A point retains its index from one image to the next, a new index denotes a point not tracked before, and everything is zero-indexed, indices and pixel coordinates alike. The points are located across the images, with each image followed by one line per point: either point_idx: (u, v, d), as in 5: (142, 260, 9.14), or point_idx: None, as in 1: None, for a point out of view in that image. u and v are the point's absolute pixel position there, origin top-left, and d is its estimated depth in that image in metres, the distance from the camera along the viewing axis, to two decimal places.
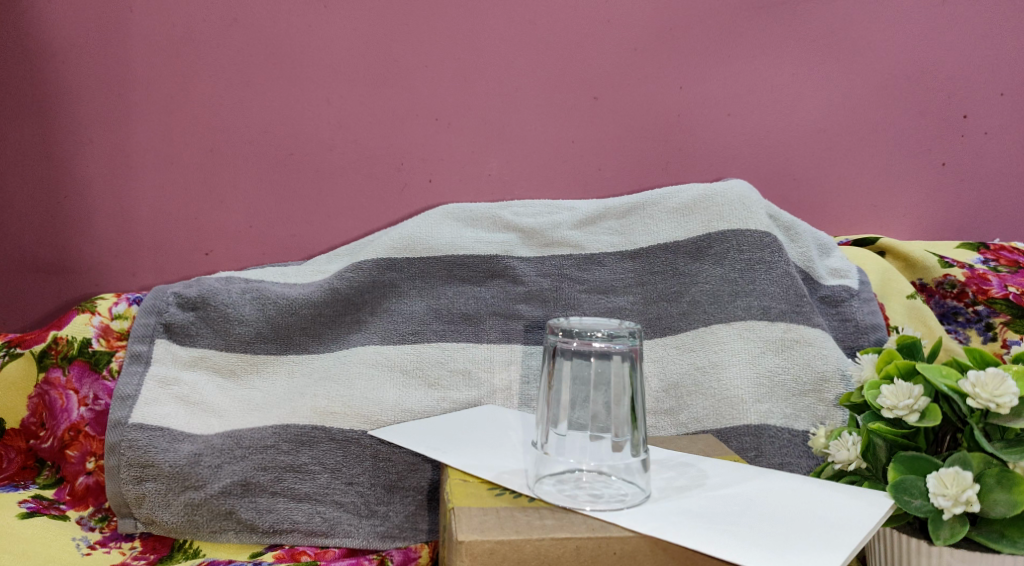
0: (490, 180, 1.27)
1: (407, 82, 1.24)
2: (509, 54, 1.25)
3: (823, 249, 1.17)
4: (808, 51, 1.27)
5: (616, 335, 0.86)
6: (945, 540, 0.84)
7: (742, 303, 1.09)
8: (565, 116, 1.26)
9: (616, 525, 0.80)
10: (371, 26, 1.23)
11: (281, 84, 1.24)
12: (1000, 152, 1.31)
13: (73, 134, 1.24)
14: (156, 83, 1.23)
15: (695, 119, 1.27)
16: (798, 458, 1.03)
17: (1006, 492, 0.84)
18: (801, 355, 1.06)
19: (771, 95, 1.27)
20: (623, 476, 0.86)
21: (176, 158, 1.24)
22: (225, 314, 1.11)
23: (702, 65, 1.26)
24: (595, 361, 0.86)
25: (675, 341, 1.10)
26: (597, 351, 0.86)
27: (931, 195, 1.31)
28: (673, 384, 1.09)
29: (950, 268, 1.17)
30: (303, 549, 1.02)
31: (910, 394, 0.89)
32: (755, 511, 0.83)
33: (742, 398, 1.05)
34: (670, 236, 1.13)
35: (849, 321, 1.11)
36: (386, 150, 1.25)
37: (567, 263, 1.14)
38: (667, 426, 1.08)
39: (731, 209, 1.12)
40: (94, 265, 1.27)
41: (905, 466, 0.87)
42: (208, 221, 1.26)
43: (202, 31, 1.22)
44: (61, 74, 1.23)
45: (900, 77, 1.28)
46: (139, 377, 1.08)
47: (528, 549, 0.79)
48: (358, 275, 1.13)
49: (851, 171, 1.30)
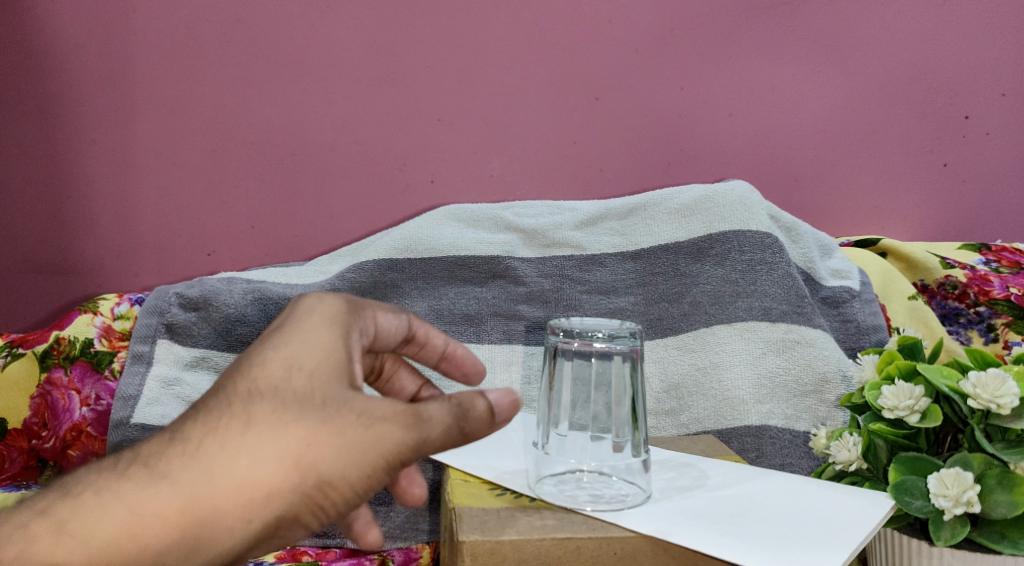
0: (491, 181, 1.27)
1: (409, 83, 1.25)
2: (510, 55, 1.25)
3: (823, 249, 1.17)
4: (808, 52, 1.26)
5: (616, 335, 0.86)
6: (946, 541, 0.84)
7: (743, 304, 1.09)
8: (565, 117, 1.26)
9: (616, 525, 0.80)
10: (371, 27, 1.23)
11: (282, 85, 1.24)
12: (1000, 153, 1.31)
13: (75, 134, 1.25)
14: (158, 84, 1.23)
15: (696, 121, 1.27)
16: (799, 459, 1.03)
17: (1007, 493, 0.84)
18: (802, 356, 1.06)
19: (772, 96, 1.27)
20: (623, 477, 0.86)
21: (177, 159, 1.25)
22: (226, 314, 1.11)
23: (702, 66, 1.26)
24: (596, 362, 0.86)
25: (675, 341, 1.10)
26: (597, 348, 0.86)
27: (932, 196, 1.31)
28: (674, 385, 1.09)
29: (951, 269, 1.17)
30: (304, 550, 1.04)
31: (911, 394, 0.88)
32: (754, 512, 0.83)
33: (742, 400, 1.06)
34: (670, 237, 1.13)
35: (849, 322, 1.11)
36: (388, 151, 1.26)
37: (568, 264, 1.14)
38: (668, 427, 1.08)
39: (731, 210, 1.12)
40: (96, 267, 1.27)
41: (905, 466, 0.87)
42: (210, 221, 1.26)
43: (203, 32, 1.23)
44: (62, 75, 1.24)
45: (901, 78, 1.28)
46: (141, 377, 1.09)
47: (528, 549, 0.79)
48: (358, 275, 1.13)
49: (852, 172, 1.30)
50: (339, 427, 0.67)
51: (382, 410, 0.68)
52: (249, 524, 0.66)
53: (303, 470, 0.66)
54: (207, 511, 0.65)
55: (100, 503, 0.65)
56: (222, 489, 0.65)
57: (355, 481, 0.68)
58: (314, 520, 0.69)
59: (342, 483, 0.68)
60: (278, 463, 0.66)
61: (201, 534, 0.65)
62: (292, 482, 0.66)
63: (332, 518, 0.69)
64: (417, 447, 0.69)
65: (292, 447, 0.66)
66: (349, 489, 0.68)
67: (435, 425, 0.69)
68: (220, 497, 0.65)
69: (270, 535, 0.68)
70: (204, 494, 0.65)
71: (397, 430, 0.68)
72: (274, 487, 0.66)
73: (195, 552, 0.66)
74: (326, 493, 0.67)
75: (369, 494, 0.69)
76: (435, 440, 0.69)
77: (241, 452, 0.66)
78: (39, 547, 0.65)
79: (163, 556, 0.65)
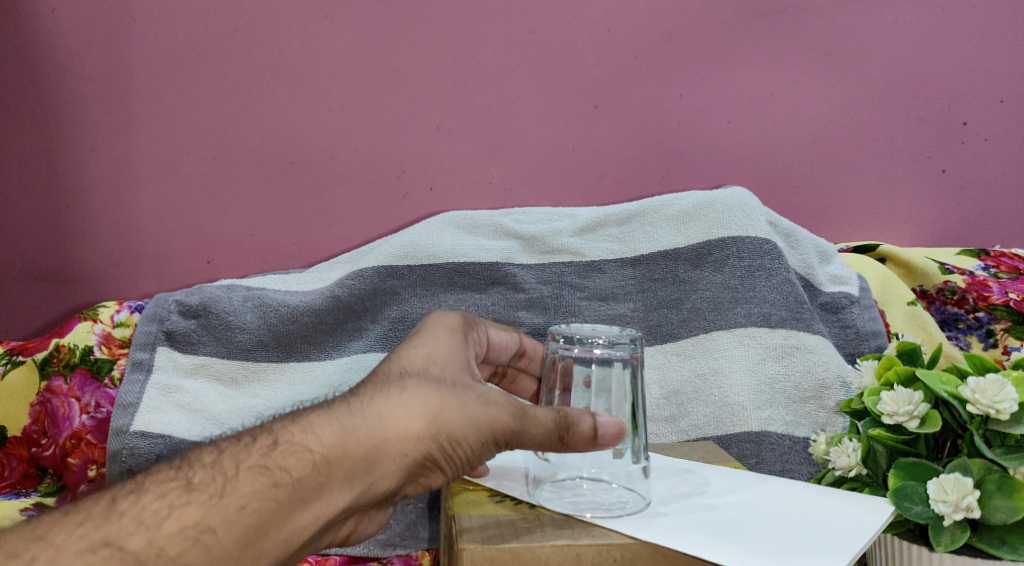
0: (491, 189, 1.27)
1: (408, 91, 1.25)
2: (510, 63, 1.25)
3: (823, 255, 1.17)
4: (807, 59, 1.27)
5: (616, 342, 0.86)
6: (945, 546, 0.83)
7: (742, 310, 1.09)
8: (564, 125, 1.26)
9: (616, 532, 0.80)
10: (370, 35, 1.23)
11: (282, 93, 1.24)
12: (999, 159, 1.31)
13: (75, 143, 1.25)
14: (158, 93, 1.24)
15: (695, 128, 1.27)
16: (799, 466, 1.05)
17: (1007, 498, 0.84)
18: (801, 362, 1.07)
19: (771, 103, 1.27)
20: (623, 484, 0.86)
21: (178, 167, 1.25)
22: (226, 322, 1.11)
23: (701, 73, 1.26)
24: (597, 369, 0.86)
25: (675, 348, 1.11)
26: (597, 353, 0.86)
27: (931, 202, 1.31)
28: (673, 391, 1.10)
29: (950, 275, 1.18)
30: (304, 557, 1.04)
31: (910, 400, 0.89)
32: (754, 518, 0.83)
33: (742, 406, 1.06)
34: (670, 243, 1.13)
35: (849, 328, 1.12)
36: (387, 158, 1.26)
37: (567, 271, 1.14)
38: (667, 434, 1.09)
39: (730, 218, 1.12)
40: (95, 275, 1.27)
41: (905, 472, 0.87)
42: (210, 229, 1.26)
43: (203, 40, 1.23)
44: (62, 84, 1.24)
45: (900, 84, 1.28)
46: (140, 385, 1.08)
47: (528, 556, 0.78)
48: (358, 283, 1.13)
49: (851, 178, 1.30)
50: (464, 403, 0.80)
51: (495, 397, 0.82)
52: (405, 459, 0.77)
53: (444, 425, 0.78)
54: (379, 441, 0.76)
55: (328, 417, 0.77)
56: (391, 426, 0.77)
57: (475, 446, 0.80)
58: (443, 473, 0.80)
59: (465, 442, 0.79)
60: (427, 416, 0.78)
61: (380, 457, 0.76)
62: (432, 431, 0.78)
63: (457, 472, 0.81)
64: (517, 434, 0.82)
65: (435, 403, 0.79)
66: (470, 447, 0.80)
67: (537, 423, 0.82)
68: (394, 431, 0.77)
69: (412, 479, 0.79)
70: (380, 428, 0.77)
71: (505, 414, 0.81)
72: (426, 430, 0.78)
73: (375, 470, 0.76)
74: (455, 447, 0.79)
75: (477, 458, 0.81)
76: (535, 435, 0.82)
77: (400, 406, 0.78)
78: (293, 442, 0.75)
79: (357, 467, 0.76)
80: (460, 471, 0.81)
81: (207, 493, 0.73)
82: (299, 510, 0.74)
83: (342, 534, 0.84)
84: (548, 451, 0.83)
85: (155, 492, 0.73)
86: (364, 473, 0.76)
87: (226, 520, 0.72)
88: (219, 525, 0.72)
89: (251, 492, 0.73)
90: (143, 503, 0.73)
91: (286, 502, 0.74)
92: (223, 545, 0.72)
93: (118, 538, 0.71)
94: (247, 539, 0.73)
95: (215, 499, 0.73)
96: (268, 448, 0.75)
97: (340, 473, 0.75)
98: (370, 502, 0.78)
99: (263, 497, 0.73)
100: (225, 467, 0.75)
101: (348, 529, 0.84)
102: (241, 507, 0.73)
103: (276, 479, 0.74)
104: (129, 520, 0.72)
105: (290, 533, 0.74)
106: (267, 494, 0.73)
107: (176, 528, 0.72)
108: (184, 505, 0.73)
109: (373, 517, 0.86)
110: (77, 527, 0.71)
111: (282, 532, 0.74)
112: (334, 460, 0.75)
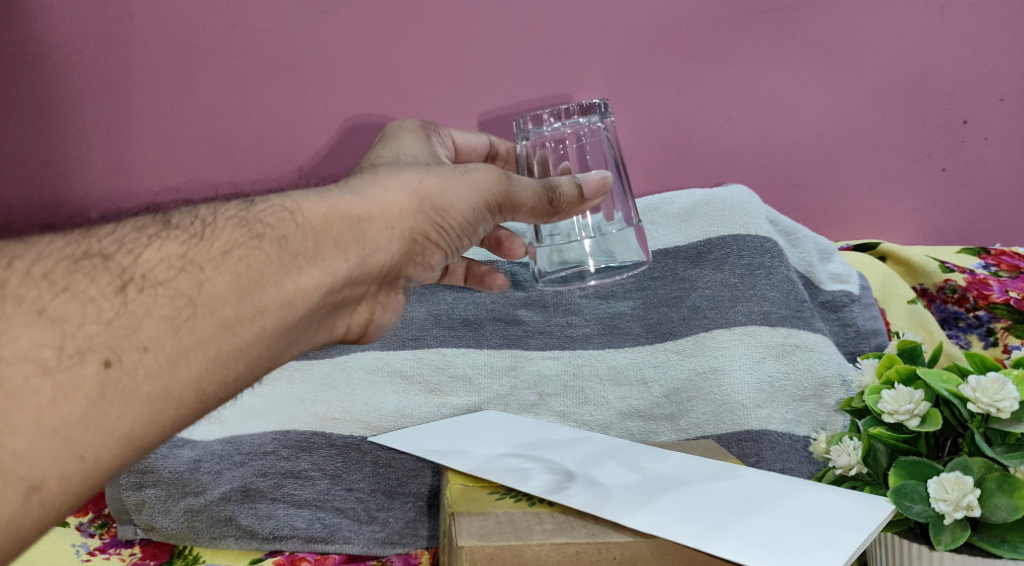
0: None
1: (406, 87, 1.25)
2: (507, 60, 1.24)
3: (823, 253, 1.18)
4: (807, 57, 1.25)
5: (584, 110, 0.90)
6: (946, 545, 0.83)
7: (743, 308, 1.11)
8: None
9: (618, 529, 0.80)
10: (366, 33, 1.23)
11: (280, 92, 1.24)
12: (1002, 157, 1.29)
13: (73, 141, 1.25)
14: (156, 91, 1.24)
15: (694, 125, 1.28)
16: (799, 464, 1.05)
17: (1007, 497, 0.83)
18: (802, 360, 1.08)
19: (770, 101, 1.27)
20: (621, 247, 0.91)
21: (177, 165, 1.26)
22: None
23: (699, 70, 1.26)
24: (578, 156, 0.90)
25: (675, 346, 1.11)
26: (576, 137, 0.90)
27: (931, 199, 1.31)
28: (673, 389, 1.10)
29: (951, 272, 1.18)
30: (303, 556, 1.05)
31: (911, 398, 0.88)
32: (754, 510, 0.82)
33: (742, 404, 1.07)
34: (670, 242, 1.15)
35: (849, 327, 1.14)
36: None
37: None
38: (667, 432, 1.10)
39: (730, 214, 1.14)
40: None
41: (905, 470, 0.87)
42: None
43: (200, 37, 1.22)
44: (59, 83, 1.23)
45: (900, 83, 1.27)
46: None
47: (528, 554, 0.78)
48: None
49: (851, 176, 1.30)
50: (444, 174, 0.81)
51: (479, 165, 0.83)
52: (394, 232, 0.77)
53: (427, 198, 0.79)
54: (363, 214, 0.75)
55: (309, 194, 0.75)
56: (375, 202, 0.76)
57: (464, 212, 0.81)
58: (436, 245, 0.81)
59: (454, 211, 0.80)
60: (409, 190, 0.78)
61: (368, 229, 0.75)
62: (417, 203, 0.78)
63: (447, 242, 0.82)
64: (509, 199, 0.84)
65: (413, 180, 0.79)
66: (461, 216, 0.81)
67: (525, 190, 0.85)
68: (378, 205, 0.76)
69: (409, 253, 0.79)
70: (362, 201, 0.76)
71: (491, 175, 0.83)
72: (412, 203, 0.78)
73: (367, 239, 0.75)
74: (444, 217, 0.80)
75: (473, 227, 0.83)
76: (527, 201, 0.85)
77: (382, 185, 0.78)
78: (276, 207, 0.73)
79: (344, 237, 0.74)
80: (454, 240, 0.82)
81: (188, 233, 0.70)
82: (295, 272, 0.71)
83: (358, 322, 0.81)
84: (541, 218, 0.87)
85: (134, 226, 0.71)
86: (355, 243, 0.74)
87: (212, 259, 0.69)
88: (206, 263, 0.69)
89: (235, 241, 0.70)
90: (122, 233, 0.70)
91: (277, 256, 0.71)
92: (216, 287, 0.68)
93: (101, 251, 0.68)
94: (241, 288, 0.69)
95: (196, 240, 0.70)
96: (246, 208, 0.73)
97: (330, 242, 0.73)
98: (368, 276, 0.76)
99: (248, 247, 0.70)
100: (204, 216, 0.72)
101: (363, 319, 0.81)
102: (226, 252, 0.70)
103: (258, 232, 0.71)
104: (111, 241, 0.69)
105: (290, 290, 0.71)
106: (251, 244, 0.70)
107: (160, 257, 0.68)
108: (164, 238, 0.69)
109: (388, 306, 0.83)
110: (59, 239, 0.69)
111: (280, 289, 0.70)
112: (319, 229, 0.73)
